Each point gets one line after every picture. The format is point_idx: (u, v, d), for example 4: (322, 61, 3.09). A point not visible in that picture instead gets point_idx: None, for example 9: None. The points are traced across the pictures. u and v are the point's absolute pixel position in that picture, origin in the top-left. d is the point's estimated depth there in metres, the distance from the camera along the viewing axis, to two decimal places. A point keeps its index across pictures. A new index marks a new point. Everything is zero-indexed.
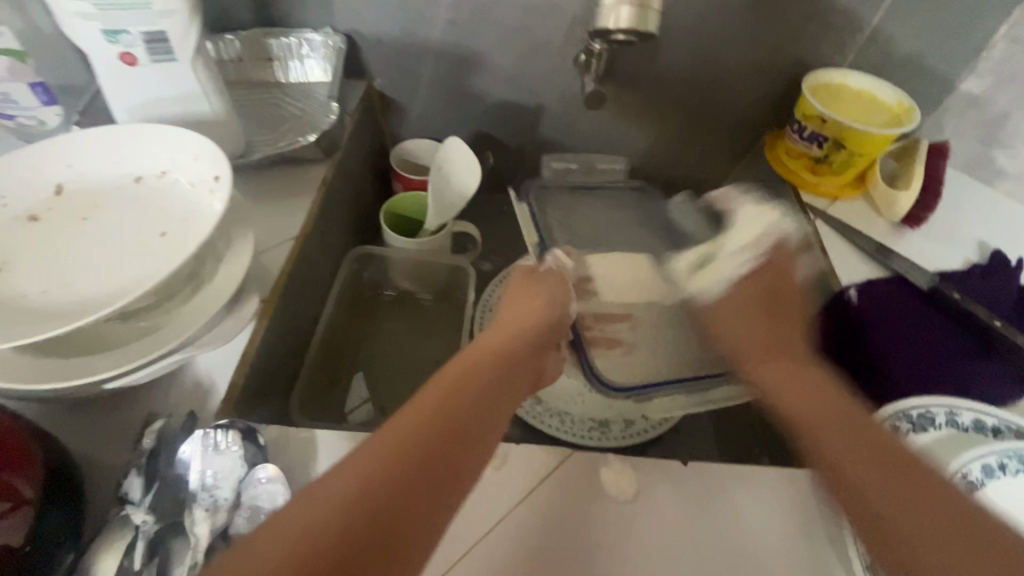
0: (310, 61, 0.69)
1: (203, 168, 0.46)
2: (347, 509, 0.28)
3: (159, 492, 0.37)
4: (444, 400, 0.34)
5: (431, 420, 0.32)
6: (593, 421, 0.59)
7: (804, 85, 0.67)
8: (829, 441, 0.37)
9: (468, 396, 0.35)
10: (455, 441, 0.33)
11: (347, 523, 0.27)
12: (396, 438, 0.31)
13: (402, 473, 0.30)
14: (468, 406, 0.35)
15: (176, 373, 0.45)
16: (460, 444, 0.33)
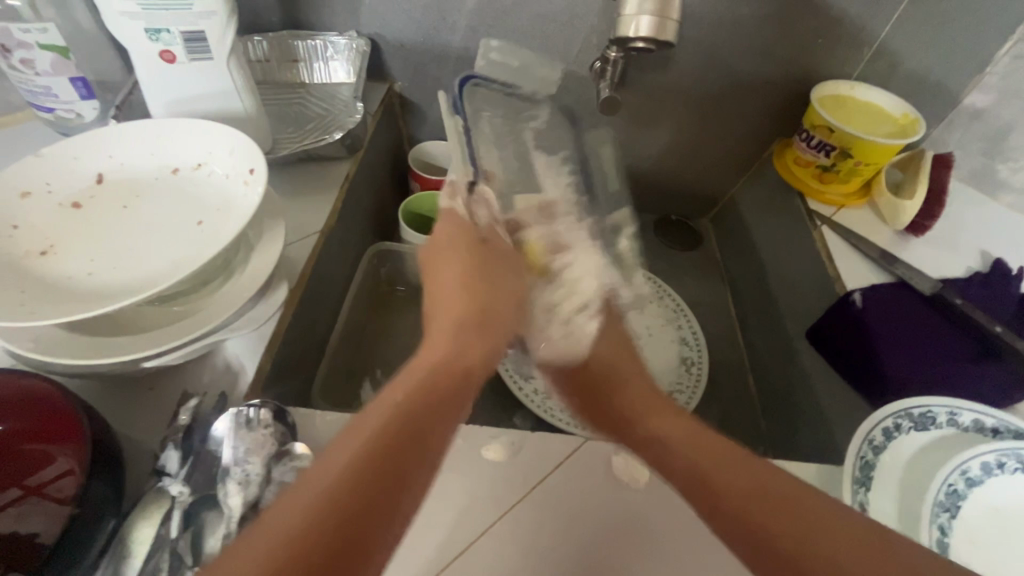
0: (335, 63, 0.72)
1: (237, 161, 0.48)
2: (305, 528, 0.26)
3: (194, 466, 0.39)
4: (389, 416, 0.32)
5: (374, 435, 0.31)
6: None
7: (812, 96, 0.70)
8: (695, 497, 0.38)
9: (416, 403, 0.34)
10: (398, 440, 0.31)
11: (309, 531, 0.26)
12: (348, 453, 0.30)
13: (350, 490, 0.28)
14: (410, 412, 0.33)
15: (207, 356, 0.47)
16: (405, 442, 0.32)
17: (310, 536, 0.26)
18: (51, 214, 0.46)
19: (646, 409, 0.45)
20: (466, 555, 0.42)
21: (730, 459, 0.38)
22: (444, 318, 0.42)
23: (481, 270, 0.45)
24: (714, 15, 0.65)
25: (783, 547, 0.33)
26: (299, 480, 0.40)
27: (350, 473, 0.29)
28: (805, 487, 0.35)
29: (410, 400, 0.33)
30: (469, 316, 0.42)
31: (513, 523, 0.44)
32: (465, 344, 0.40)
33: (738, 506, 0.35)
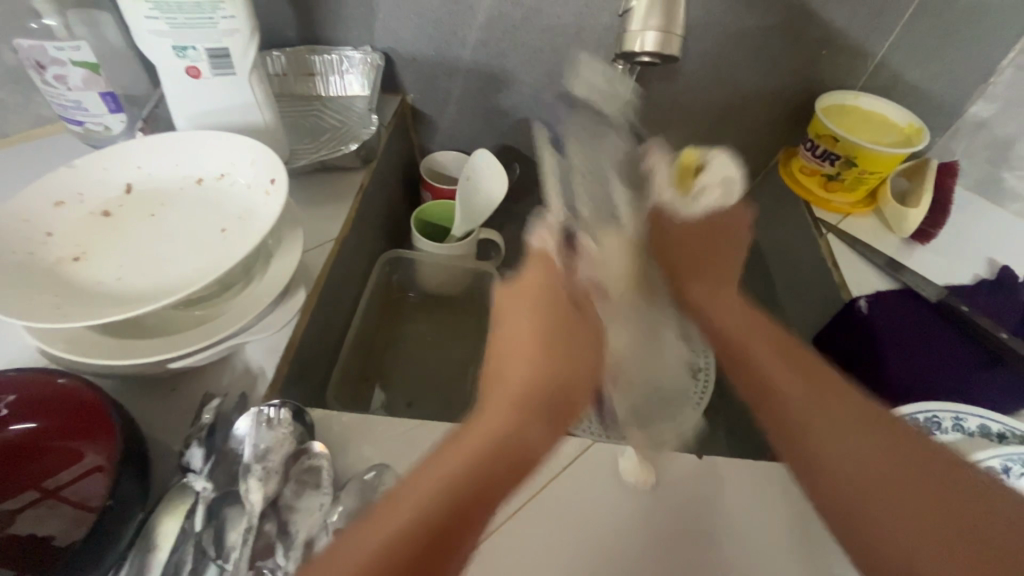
0: (350, 76, 0.74)
1: (259, 172, 0.50)
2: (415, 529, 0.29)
3: (216, 463, 0.40)
4: (487, 444, 0.33)
5: (459, 475, 0.31)
6: None
7: (816, 105, 0.71)
8: (804, 424, 0.39)
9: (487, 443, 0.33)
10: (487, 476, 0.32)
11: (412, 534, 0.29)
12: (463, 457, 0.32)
13: (456, 496, 0.30)
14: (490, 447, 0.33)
15: (228, 358, 0.49)
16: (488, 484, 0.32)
17: (417, 532, 0.29)
18: (83, 221, 0.49)
19: (732, 314, 0.49)
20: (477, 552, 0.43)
21: (846, 424, 0.38)
22: (513, 387, 0.37)
23: (557, 339, 0.39)
24: (719, 28, 0.67)
25: (850, 489, 0.36)
26: (317, 478, 0.42)
27: (452, 488, 0.31)
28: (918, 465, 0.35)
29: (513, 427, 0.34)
30: (537, 402, 0.36)
31: (523, 522, 0.45)
32: (531, 430, 0.34)
33: (805, 418, 0.39)
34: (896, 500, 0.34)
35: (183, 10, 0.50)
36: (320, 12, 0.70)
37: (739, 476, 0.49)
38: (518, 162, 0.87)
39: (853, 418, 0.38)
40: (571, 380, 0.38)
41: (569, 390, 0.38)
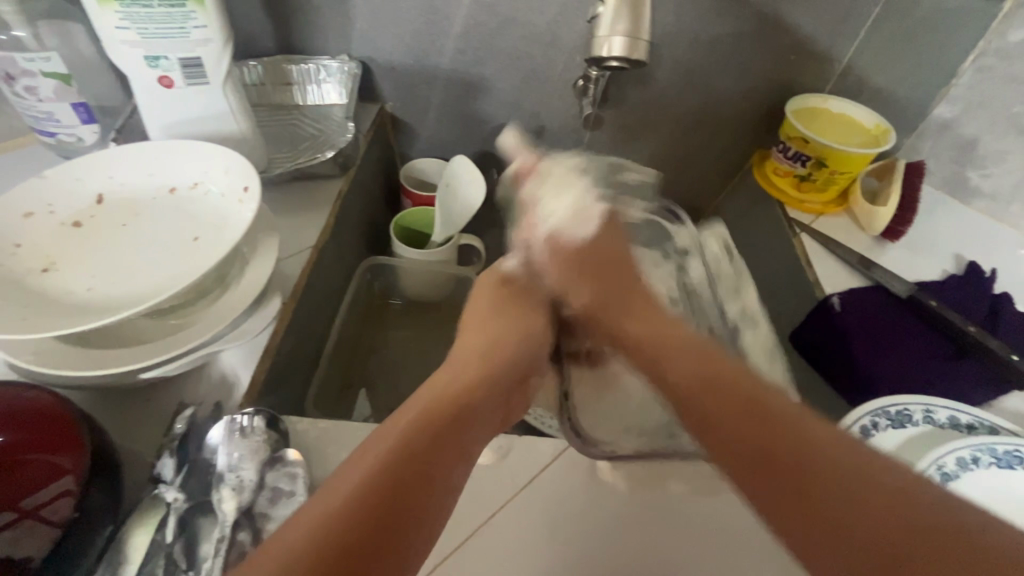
0: (327, 85, 0.74)
1: (232, 180, 0.50)
2: (332, 533, 0.29)
3: (189, 473, 0.40)
4: (393, 447, 0.34)
5: (373, 483, 0.32)
6: None
7: (787, 108, 0.73)
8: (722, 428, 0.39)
9: (419, 443, 0.35)
10: (412, 481, 0.33)
11: (327, 532, 0.29)
12: (379, 460, 0.33)
13: (378, 497, 0.32)
14: (422, 448, 0.35)
15: (203, 367, 0.48)
16: (411, 483, 0.33)
17: (328, 539, 0.29)
18: (53, 233, 0.48)
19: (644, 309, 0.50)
20: (454, 555, 0.43)
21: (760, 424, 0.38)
22: (465, 352, 0.46)
23: (509, 306, 0.52)
24: (689, 35, 0.68)
25: (766, 499, 0.36)
26: (292, 485, 0.42)
27: (367, 490, 0.32)
28: (838, 467, 0.35)
29: (430, 422, 0.37)
30: (473, 356, 0.46)
31: (502, 524, 0.45)
32: (471, 386, 0.42)
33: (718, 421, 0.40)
34: (802, 509, 0.34)
35: (154, 19, 0.50)
36: (297, 22, 0.71)
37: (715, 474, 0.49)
38: (497, 169, 0.88)
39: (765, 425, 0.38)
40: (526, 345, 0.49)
41: (471, 398, 0.41)
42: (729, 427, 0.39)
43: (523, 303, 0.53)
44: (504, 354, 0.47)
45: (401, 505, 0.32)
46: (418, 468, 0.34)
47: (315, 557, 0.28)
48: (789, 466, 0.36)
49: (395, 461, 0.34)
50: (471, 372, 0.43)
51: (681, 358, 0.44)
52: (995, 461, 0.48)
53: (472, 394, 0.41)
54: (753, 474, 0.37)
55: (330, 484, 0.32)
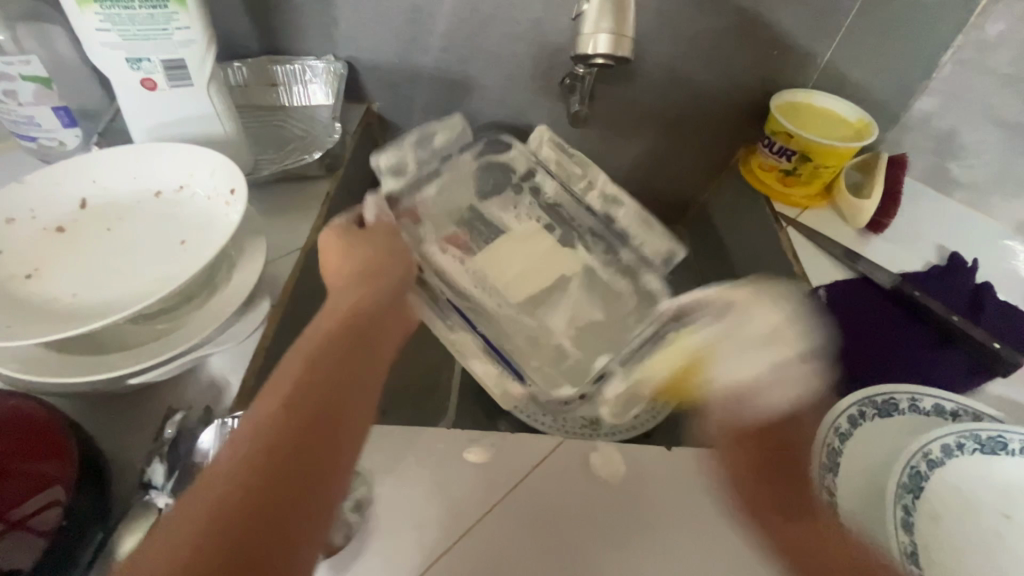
0: (313, 86, 0.74)
1: (218, 182, 0.50)
2: (240, 479, 0.28)
3: (180, 478, 0.40)
4: (280, 405, 0.32)
5: (264, 449, 0.30)
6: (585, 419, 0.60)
7: (771, 104, 0.73)
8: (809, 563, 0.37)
9: (310, 392, 0.34)
10: (310, 428, 0.32)
11: (239, 483, 0.28)
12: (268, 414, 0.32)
13: (296, 437, 0.31)
14: (309, 399, 0.33)
15: (192, 371, 0.48)
16: (315, 433, 0.32)
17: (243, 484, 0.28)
18: (36, 238, 0.47)
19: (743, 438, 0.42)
20: (450, 552, 0.43)
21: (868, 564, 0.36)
22: (341, 303, 0.44)
23: (370, 264, 0.49)
24: (674, 31, 0.69)
25: None
26: None
27: (262, 438, 0.30)
28: None
29: (329, 343, 0.38)
30: (352, 309, 0.43)
31: (497, 521, 0.45)
32: (336, 326, 0.40)
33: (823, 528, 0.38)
34: None
35: (135, 21, 0.49)
36: (281, 23, 0.70)
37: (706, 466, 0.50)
38: None
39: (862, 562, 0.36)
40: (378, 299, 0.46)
41: (355, 344, 0.39)
42: (831, 544, 0.37)
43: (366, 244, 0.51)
44: (371, 296, 0.46)
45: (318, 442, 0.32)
46: (313, 414, 0.33)
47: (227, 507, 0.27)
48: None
49: (288, 416, 0.32)
50: (332, 317, 0.42)
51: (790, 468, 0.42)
52: (978, 447, 0.50)
53: (355, 342, 0.39)
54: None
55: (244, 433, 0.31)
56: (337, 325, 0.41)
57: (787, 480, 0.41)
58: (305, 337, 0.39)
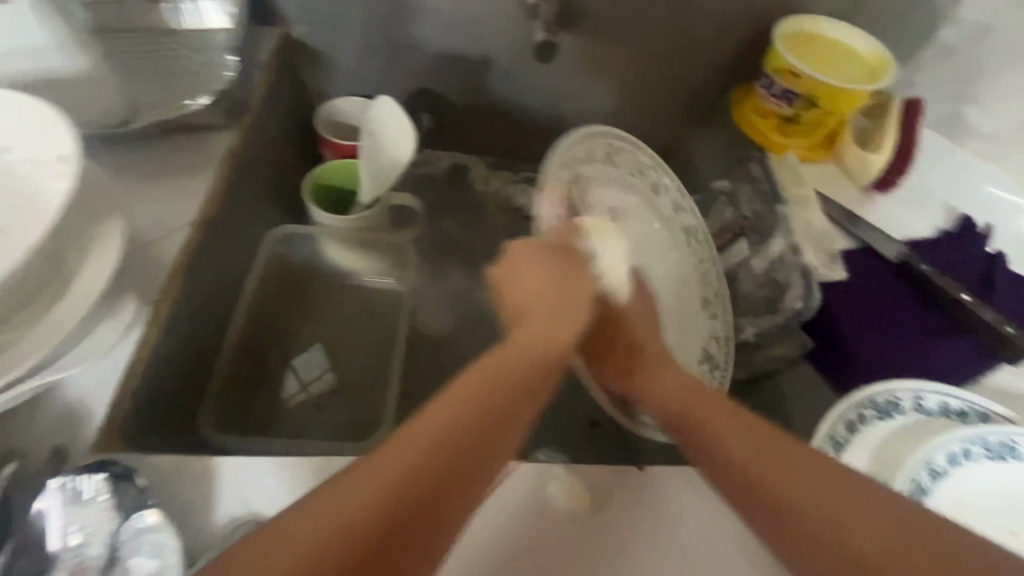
0: (206, 3, 0.57)
1: (47, 144, 0.36)
2: (416, 469, 0.28)
3: (12, 554, 0.31)
4: (452, 425, 0.30)
5: (437, 442, 0.29)
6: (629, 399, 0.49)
7: (774, 33, 0.60)
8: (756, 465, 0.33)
9: (484, 415, 0.32)
10: (471, 452, 0.30)
11: (341, 534, 0.26)
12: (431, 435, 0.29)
13: (441, 467, 0.29)
14: (480, 423, 0.31)
15: (40, 398, 0.37)
16: (467, 460, 0.30)
17: (433, 462, 0.29)
18: None
19: (671, 390, 0.41)
20: None
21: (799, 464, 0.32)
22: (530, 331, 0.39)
23: (565, 281, 0.41)
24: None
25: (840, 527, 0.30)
26: (155, 561, 0.31)
27: (446, 436, 0.30)
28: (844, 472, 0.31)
29: (513, 382, 0.34)
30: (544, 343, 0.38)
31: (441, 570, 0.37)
32: (531, 355, 0.37)
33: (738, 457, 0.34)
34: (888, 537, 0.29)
35: None
36: None
37: (681, 483, 0.42)
38: (434, 112, 0.74)
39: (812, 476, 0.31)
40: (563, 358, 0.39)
41: (518, 400, 0.34)
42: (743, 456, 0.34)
43: (574, 266, 0.42)
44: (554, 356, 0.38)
45: (483, 447, 0.31)
46: (473, 446, 0.30)
47: (384, 516, 0.26)
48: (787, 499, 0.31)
49: (464, 432, 0.30)
50: (529, 346, 0.37)
51: (719, 406, 0.37)
52: (987, 453, 0.44)
53: (535, 387, 0.36)
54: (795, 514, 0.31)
55: (411, 428, 0.30)
56: (529, 355, 0.37)
57: (695, 413, 0.38)
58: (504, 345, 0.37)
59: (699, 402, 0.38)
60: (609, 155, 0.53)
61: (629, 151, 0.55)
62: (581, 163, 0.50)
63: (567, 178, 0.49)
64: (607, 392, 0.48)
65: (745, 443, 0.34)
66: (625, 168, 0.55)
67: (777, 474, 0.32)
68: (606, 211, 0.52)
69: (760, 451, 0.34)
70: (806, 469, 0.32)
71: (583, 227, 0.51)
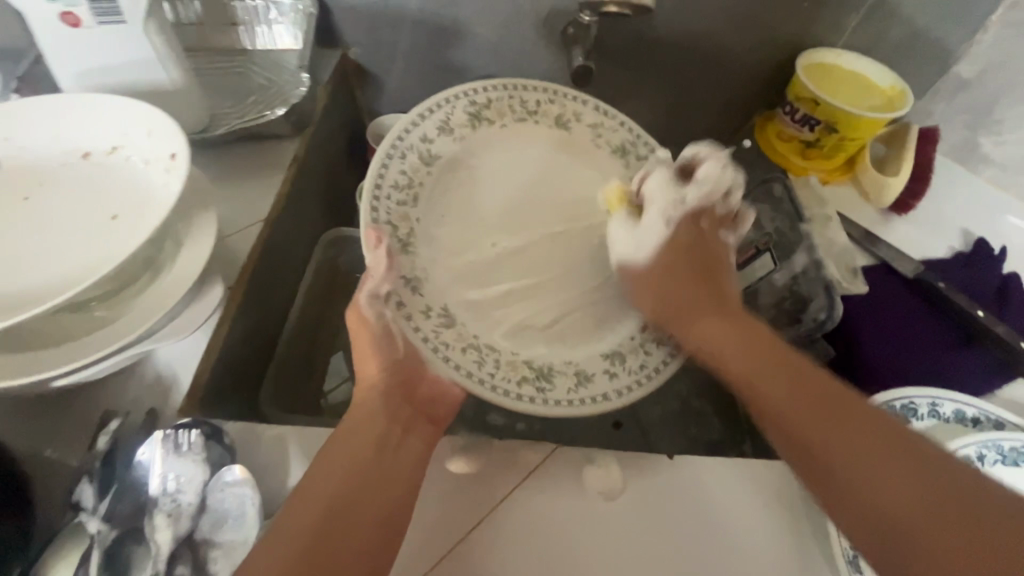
0: (279, 26, 0.63)
1: (156, 145, 0.42)
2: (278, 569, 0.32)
3: (116, 498, 0.35)
4: (303, 522, 0.34)
5: (295, 541, 0.33)
6: (530, 370, 0.46)
7: (797, 64, 0.65)
8: (832, 450, 0.38)
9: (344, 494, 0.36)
10: (331, 530, 0.34)
11: None
12: (287, 534, 0.33)
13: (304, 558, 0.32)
14: (342, 501, 0.35)
15: (134, 367, 0.41)
16: (326, 542, 0.34)
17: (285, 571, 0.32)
18: None
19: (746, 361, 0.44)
20: (440, 568, 0.40)
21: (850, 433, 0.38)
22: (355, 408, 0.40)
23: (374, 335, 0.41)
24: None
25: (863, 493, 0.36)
26: (239, 508, 0.36)
27: (298, 535, 0.33)
28: (901, 438, 0.37)
29: (356, 453, 0.38)
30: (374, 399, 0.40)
31: (484, 537, 0.41)
32: (368, 426, 0.39)
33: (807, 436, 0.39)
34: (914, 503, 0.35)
35: None
36: None
37: (707, 471, 0.45)
38: None
39: (877, 450, 0.37)
40: (398, 416, 0.41)
41: (367, 469, 0.37)
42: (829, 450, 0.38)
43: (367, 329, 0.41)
44: (392, 413, 0.40)
45: (346, 516, 0.35)
46: (338, 526, 0.34)
47: None
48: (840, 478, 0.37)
49: (321, 518, 0.34)
50: (360, 422, 0.39)
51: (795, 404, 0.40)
52: (1000, 458, 0.47)
53: (381, 453, 0.39)
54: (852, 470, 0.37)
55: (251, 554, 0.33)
56: (356, 431, 0.39)
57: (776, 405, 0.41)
58: (341, 424, 0.40)
59: (782, 363, 0.43)
60: (479, 114, 0.50)
61: (501, 102, 0.51)
62: (437, 136, 0.48)
63: (420, 160, 0.46)
64: (509, 369, 0.45)
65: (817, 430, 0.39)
66: (507, 118, 0.51)
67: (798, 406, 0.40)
68: (498, 165, 0.51)
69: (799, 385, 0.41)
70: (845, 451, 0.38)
71: (472, 192, 0.50)
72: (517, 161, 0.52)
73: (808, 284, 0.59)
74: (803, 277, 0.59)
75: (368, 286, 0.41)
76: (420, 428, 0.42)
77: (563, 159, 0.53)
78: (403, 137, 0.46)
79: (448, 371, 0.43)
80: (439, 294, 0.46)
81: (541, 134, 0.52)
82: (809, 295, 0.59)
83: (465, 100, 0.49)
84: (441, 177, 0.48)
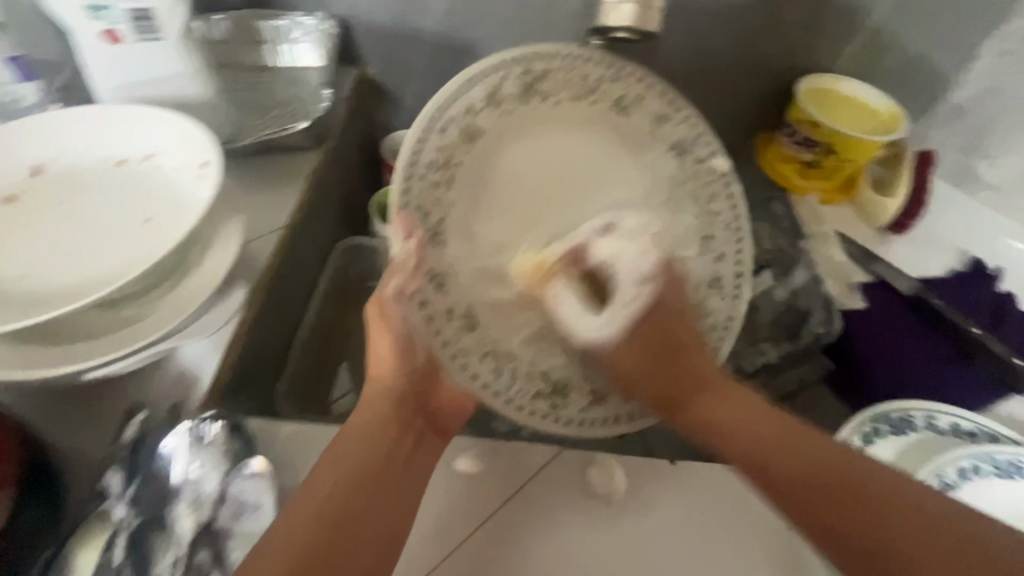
0: (301, 45, 0.66)
1: (189, 154, 0.44)
2: None
3: (141, 487, 0.37)
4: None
5: None
6: (546, 382, 0.47)
7: (797, 87, 0.67)
8: (841, 520, 0.34)
9: (333, 548, 0.34)
10: None
11: None
12: None
13: None
14: (328, 556, 0.33)
15: (159, 364, 0.44)
16: None
17: None
18: None
19: (731, 420, 0.40)
20: (448, 562, 0.41)
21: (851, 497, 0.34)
22: (340, 448, 0.38)
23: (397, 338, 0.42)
24: (717, 6, 0.60)
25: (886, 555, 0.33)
26: (257, 499, 0.37)
27: None
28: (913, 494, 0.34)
29: (347, 493, 0.36)
30: (383, 413, 0.40)
31: (491, 534, 0.42)
32: (359, 462, 0.37)
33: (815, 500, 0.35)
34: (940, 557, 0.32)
35: None
36: None
37: (709, 475, 0.46)
38: None
39: (893, 518, 0.33)
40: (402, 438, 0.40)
41: (357, 512, 0.36)
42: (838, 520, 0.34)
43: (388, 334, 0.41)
44: (387, 445, 0.39)
45: (330, 572, 0.33)
46: None
47: None
48: (869, 540, 0.33)
49: (309, 574, 0.32)
50: (345, 460, 0.37)
51: (793, 464, 0.37)
52: (995, 471, 0.48)
53: (371, 494, 0.37)
54: (867, 534, 0.33)
55: None
56: (341, 478, 0.36)
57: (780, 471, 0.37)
58: (321, 467, 0.37)
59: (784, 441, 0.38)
60: (533, 85, 0.45)
61: (562, 74, 0.45)
62: (481, 106, 0.43)
63: (460, 135, 0.43)
64: (526, 379, 0.47)
65: (823, 498, 0.35)
66: (562, 94, 0.46)
67: (789, 442, 0.38)
68: (541, 152, 0.48)
69: (802, 457, 0.37)
70: (857, 515, 0.34)
71: (509, 175, 0.47)
72: (561, 153, 0.48)
73: (808, 297, 0.61)
74: (804, 291, 0.61)
75: (396, 281, 0.41)
76: (428, 443, 0.42)
77: (612, 155, 0.50)
78: (446, 110, 0.42)
79: (462, 379, 0.44)
80: (464, 294, 0.45)
81: (597, 115, 0.48)
82: (809, 308, 0.61)
83: (521, 69, 0.44)
84: (479, 157, 0.45)
